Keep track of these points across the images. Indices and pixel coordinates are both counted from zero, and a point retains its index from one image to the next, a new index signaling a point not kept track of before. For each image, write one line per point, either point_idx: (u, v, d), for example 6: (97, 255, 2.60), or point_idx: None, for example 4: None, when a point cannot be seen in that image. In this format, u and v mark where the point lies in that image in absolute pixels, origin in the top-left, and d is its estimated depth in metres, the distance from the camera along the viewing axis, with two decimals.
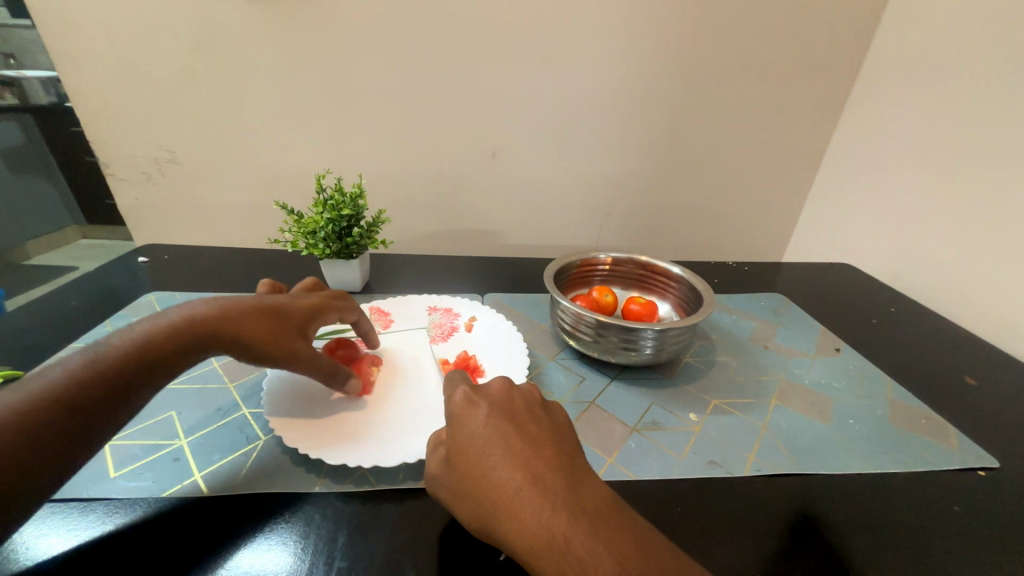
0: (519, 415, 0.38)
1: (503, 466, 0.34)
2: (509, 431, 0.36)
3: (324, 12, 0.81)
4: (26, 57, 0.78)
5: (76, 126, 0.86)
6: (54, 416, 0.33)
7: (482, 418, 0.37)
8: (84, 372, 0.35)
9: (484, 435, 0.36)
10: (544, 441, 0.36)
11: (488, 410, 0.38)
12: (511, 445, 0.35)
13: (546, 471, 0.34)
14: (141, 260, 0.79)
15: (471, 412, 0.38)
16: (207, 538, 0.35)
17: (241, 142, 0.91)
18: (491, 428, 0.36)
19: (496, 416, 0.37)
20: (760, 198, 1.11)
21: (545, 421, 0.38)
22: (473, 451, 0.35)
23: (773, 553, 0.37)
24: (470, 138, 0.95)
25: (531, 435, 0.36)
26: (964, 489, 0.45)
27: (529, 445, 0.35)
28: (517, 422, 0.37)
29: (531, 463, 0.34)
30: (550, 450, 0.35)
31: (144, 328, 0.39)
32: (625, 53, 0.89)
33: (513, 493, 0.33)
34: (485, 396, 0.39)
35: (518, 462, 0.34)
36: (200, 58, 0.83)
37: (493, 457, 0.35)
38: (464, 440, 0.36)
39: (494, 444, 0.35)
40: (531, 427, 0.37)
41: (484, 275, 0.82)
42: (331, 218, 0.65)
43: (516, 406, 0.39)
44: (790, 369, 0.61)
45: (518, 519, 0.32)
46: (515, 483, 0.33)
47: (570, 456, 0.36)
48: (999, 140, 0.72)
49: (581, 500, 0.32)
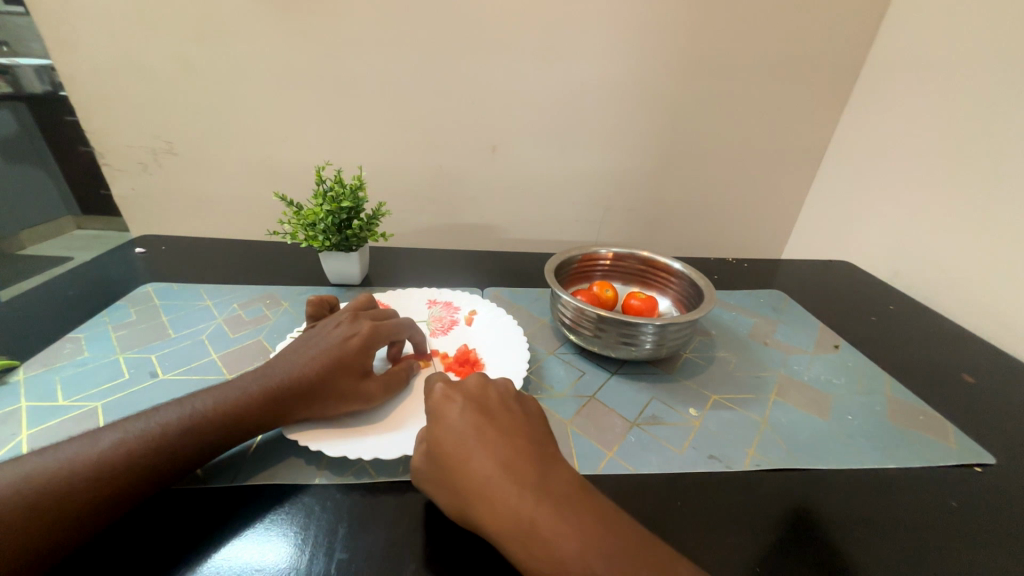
0: (494, 407, 0.38)
1: (476, 457, 0.34)
2: (483, 424, 0.36)
3: (322, 2, 0.80)
4: (19, 45, 0.76)
5: (70, 116, 0.85)
6: (120, 464, 0.34)
7: (457, 411, 0.37)
8: (159, 430, 0.36)
9: (458, 428, 0.36)
10: (517, 432, 0.36)
11: (462, 404, 0.37)
12: (483, 436, 0.35)
13: (518, 460, 0.34)
14: (138, 251, 0.78)
15: (445, 406, 0.37)
16: (209, 530, 0.35)
17: (239, 132, 0.90)
18: (466, 420, 0.36)
19: (470, 410, 0.37)
20: (759, 195, 1.11)
21: (519, 413, 0.38)
22: (447, 444, 0.35)
23: (772, 548, 0.37)
24: (470, 131, 0.94)
25: (504, 426, 0.36)
26: (960, 484, 0.45)
27: (502, 435, 0.35)
28: (490, 414, 0.37)
29: (503, 453, 0.34)
30: (522, 440, 0.35)
31: (223, 395, 0.40)
32: (627, 47, 0.89)
33: (484, 483, 0.33)
34: (461, 391, 0.39)
35: (491, 454, 0.34)
36: (196, 48, 0.82)
37: (467, 448, 0.34)
38: (439, 433, 0.36)
39: (468, 437, 0.35)
40: (504, 419, 0.37)
41: (484, 269, 0.82)
42: (331, 210, 0.64)
43: (490, 399, 0.39)
44: (789, 365, 0.61)
45: (491, 506, 0.32)
46: (487, 473, 0.33)
47: (541, 446, 0.36)
48: (998, 140, 0.72)
49: (550, 486, 0.32)
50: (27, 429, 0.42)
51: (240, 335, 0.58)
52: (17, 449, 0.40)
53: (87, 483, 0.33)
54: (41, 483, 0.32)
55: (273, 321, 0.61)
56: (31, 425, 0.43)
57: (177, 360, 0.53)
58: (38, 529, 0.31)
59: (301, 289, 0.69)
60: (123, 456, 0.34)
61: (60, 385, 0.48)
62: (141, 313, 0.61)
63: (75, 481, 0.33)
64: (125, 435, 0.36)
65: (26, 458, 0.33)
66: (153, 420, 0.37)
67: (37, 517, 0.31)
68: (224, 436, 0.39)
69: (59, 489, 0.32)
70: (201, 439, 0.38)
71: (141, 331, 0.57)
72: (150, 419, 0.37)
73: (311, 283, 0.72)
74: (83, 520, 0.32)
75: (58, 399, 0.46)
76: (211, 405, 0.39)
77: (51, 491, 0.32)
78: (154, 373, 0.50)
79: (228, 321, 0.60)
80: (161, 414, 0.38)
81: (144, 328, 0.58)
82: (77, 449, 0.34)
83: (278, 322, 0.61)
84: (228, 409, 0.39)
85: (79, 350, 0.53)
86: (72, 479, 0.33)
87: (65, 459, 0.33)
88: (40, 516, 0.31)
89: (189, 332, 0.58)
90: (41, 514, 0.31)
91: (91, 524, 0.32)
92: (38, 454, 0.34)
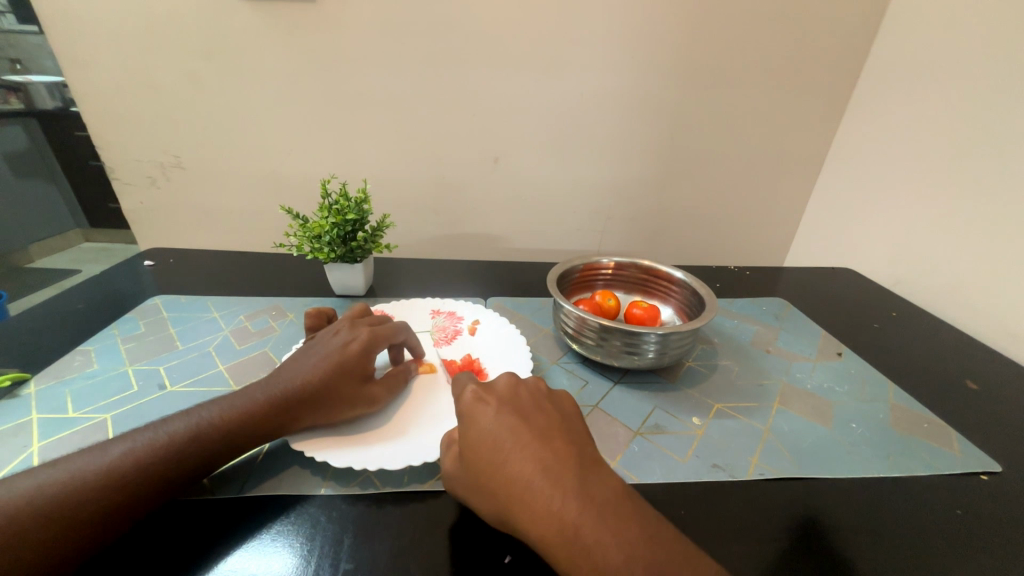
0: (527, 408, 0.38)
1: (516, 461, 0.34)
2: (519, 427, 0.36)
3: (327, 18, 0.82)
4: (33, 63, 0.81)
5: (81, 131, 0.88)
6: (133, 474, 0.35)
7: (491, 415, 0.37)
8: (174, 440, 0.37)
9: (495, 432, 0.36)
10: (554, 435, 0.36)
11: (497, 407, 0.37)
12: (522, 439, 0.35)
13: (557, 464, 0.34)
14: (146, 264, 0.79)
15: (479, 409, 0.37)
16: (220, 539, 0.36)
17: (246, 146, 0.92)
18: (502, 424, 0.36)
19: (504, 412, 0.37)
20: (760, 203, 1.12)
21: (554, 412, 0.38)
22: (485, 448, 0.35)
23: (777, 556, 0.37)
24: (472, 142, 0.96)
25: (541, 429, 0.36)
26: (966, 492, 0.45)
27: (540, 439, 0.35)
28: (525, 415, 0.37)
29: (542, 457, 0.34)
30: (559, 442, 0.35)
31: (231, 406, 0.41)
32: (626, 58, 0.90)
33: (526, 486, 0.33)
34: (493, 394, 0.39)
35: (530, 457, 0.34)
36: (204, 65, 0.84)
37: (505, 452, 0.35)
38: (476, 437, 0.36)
39: (506, 440, 0.35)
40: (538, 420, 0.37)
41: (486, 280, 0.82)
42: (336, 222, 0.65)
43: (522, 398, 0.39)
44: (792, 373, 0.61)
45: (535, 512, 0.32)
46: (528, 477, 0.33)
47: (578, 447, 0.36)
48: (995, 146, 0.73)
49: (591, 492, 0.32)
50: (39, 441, 0.43)
51: (247, 347, 0.58)
52: (28, 461, 0.41)
53: (97, 497, 0.33)
54: (51, 497, 0.33)
55: (280, 333, 0.62)
56: (42, 438, 0.43)
57: (185, 372, 0.53)
58: (48, 541, 0.31)
59: (306, 300, 0.70)
60: (135, 466, 0.35)
61: (70, 397, 0.48)
62: (149, 326, 0.62)
63: (87, 492, 0.33)
64: (133, 445, 0.36)
65: (37, 471, 0.34)
66: (161, 430, 0.38)
67: (47, 528, 0.31)
68: (231, 449, 0.39)
69: (72, 500, 0.33)
70: (212, 448, 0.38)
71: (149, 344, 0.58)
72: (159, 429, 0.38)
73: (316, 295, 0.73)
74: (96, 529, 0.33)
75: (68, 412, 0.47)
76: (218, 415, 0.40)
77: (64, 504, 0.32)
78: (163, 385, 0.51)
79: (234, 333, 0.61)
80: (168, 425, 0.38)
81: (152, 340, 0.59)
82: (87, 461, 0.35)
83: (285, 334, 0.61)
84: (234, 420, 0.40)
85: (89, 362, 0.54)
86: (83, 490, 0.33)
87: (76, 470, 0.34)
88: (51, 527, 0.32)
89: (196, 344, 0.59)
90: (54, 526, 0.32)
91: (107, 532, 0.33)
92: (47, 466, 0.35)
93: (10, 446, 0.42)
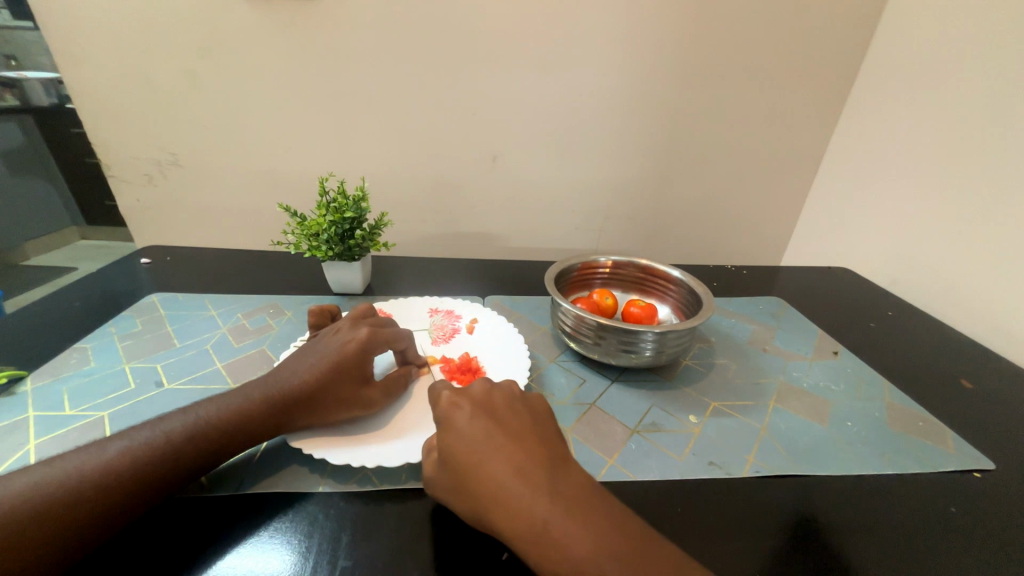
0: (501, 410, 0.38)
1: (489, 462, 0.34)
2: (492, 429, 0.36)
3: (325, 16, 0.82)
4: (28, 59, 0.79)
5: (77, 127, 0.88)
6: (128, 471, 0.34)
7: (465, 419, 0.37)
8: (170, 438, 0.37)
9: (469, 436, 0.36)
10: (526, 435, 0.36)
11: (469, 411, 0.37)
12: (494, 441, 0.35)
13: (529, 464, 0.34)
14: (143, 261, 0.79)
15: (454, 413, 0.37)
16: (217, 536, 0.36)
17: (243, 143, 0.92)
18: (476, 428, 0.36)
19: (478, 415, 0.37)
20: (758, 203, 1.12)
21: (526, 413, 0.39)
22: (460, 452, 0.35)
23: (771, 553, 0.38)
24: (471, 141, 0.96)
25: (514, 431, 0.36)
26: (960, 489, 0.45)
27: (513, 440, 0.35)
28: (499, 418, 0.37)
29: (514, 457, 0.34)
30: (531, 442, 0.36)
31: (227, 405, 0.41)
32: (625, 57, 0.90)
33: (498, 487, 0.33)
34: (467, 397, 0.39)
35: (502, 459, 0.34)
36: (201, 62, 0.83)
37: (479, 455, 0.35)
38: (450, 443, 0.36)
39: (479, 444, 0.35)
40: (511, 422, 0.37)
41: (485, 278, 0.82)
42: (334, 220, 0.65)
43: (496, 402, 0.39)
44: (789, 372, 0.62)
45: (509, 513, 0.32)
46: (500, 478, 0.33)
47: (551, 447, 0.36)
48: (991, 147, 0.73)
49: (562, 489, 0.33)
50: (35, 438, 0.43)
51: (245, 345, 0.58)
52: (24, 458, 0.41)
53: (95, 495, 0.33)
54: (47, 494, 0.32)
55: (278, 331, 0.62)
56: (39, 435, 0.43)
57: (182, 369, 0.53)
58: (44, 539, 0.31)
59: (304, 298, 0.70)
60: (131, 463, 0.35)
61: (67, 395, 0.48)
62: (146, 323, 0.62)
63: (84, 489, 0.33)
64: (132, 442, 0.36)
65: (34, 468, 0.34)
66: (159, 428, 0.38)
67: (42, 526, 0.31)
68: (229, 447, 0.39)
69: (66, 498, 0.32)
70: (208, 447, 0.38)
71: (146, 341, 0.58)
72: (156, 427, 0.38)
73: (315, 293, 0.73)
74: (91, 527, 0.32)
75: (64, 409, 0.46)
76: (213, 414, 0.40)
77: (60, 501, 0.32)
78: (160, 382, 0.51)
79: (232, 331, 0.61)
80: (166, 422, 0.38)
81: (149, 338, 0.59)
82: (85, 458, 0.35)
83: (283, 332, 0.61)
84: (230, 419, 0.40)
85: (86, 360, 0.54)
86: (80, 487, 0.33)
87: (74, 467, 0.34)
88: (46, 524, 0.31)
89: (194, 341, 0.58)
90: (50, 524, 0.31)
91: (102, 530, 0.33)
92: (45, 463, 0.35)
93: (7, 443, 0.42)
